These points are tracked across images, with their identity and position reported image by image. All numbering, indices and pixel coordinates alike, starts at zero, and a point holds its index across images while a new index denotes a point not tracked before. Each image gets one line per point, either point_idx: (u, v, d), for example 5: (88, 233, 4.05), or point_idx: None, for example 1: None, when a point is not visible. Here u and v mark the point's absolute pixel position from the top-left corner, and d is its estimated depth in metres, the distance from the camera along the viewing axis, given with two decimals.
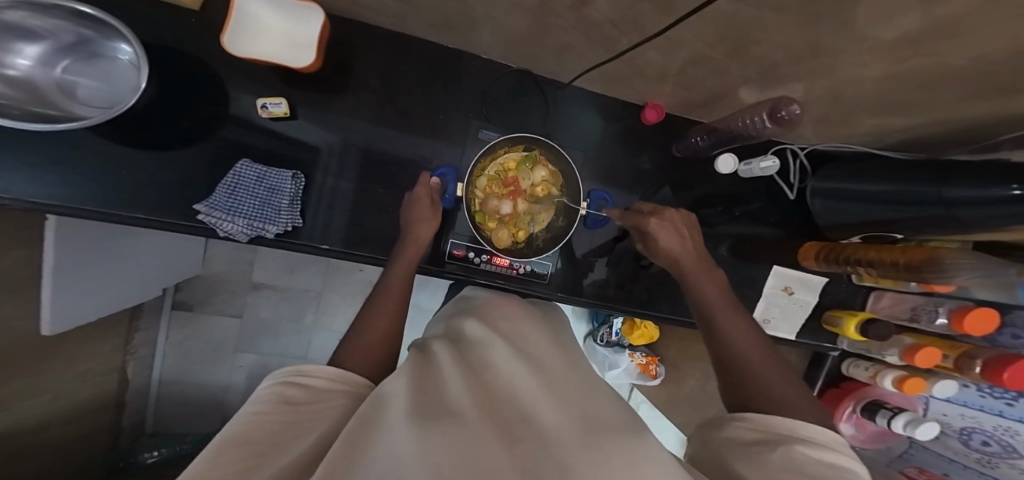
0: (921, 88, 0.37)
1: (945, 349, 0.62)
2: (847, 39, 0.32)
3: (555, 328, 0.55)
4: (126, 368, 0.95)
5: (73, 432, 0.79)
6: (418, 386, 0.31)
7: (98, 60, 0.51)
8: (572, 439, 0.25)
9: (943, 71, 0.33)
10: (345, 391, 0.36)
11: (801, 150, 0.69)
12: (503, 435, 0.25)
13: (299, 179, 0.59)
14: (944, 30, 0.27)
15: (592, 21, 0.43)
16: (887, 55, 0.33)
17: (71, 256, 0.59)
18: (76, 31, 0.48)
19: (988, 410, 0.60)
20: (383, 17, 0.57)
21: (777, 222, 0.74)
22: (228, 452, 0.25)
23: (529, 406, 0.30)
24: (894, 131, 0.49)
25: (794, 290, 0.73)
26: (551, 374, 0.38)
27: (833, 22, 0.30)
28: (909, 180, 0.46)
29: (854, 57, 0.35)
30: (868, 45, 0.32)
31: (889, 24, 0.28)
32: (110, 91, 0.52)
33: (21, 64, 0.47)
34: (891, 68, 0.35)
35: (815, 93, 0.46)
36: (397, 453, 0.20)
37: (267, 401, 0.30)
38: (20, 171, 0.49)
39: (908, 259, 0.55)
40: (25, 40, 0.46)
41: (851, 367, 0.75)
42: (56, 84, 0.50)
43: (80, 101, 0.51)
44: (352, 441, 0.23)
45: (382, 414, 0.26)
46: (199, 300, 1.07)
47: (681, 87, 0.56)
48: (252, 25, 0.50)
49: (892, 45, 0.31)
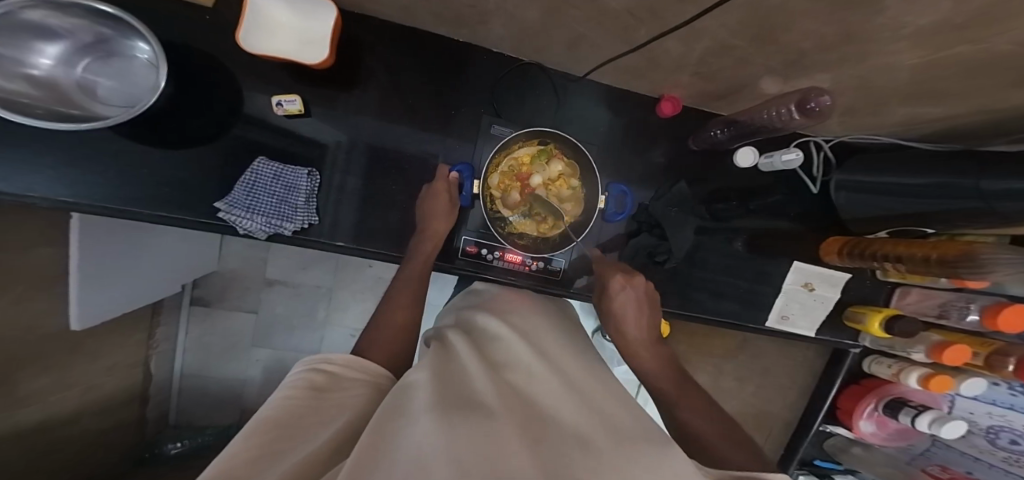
0: (960, 76, 0.35)
1: (976, 347, 0.60)
2: (884, 26, 0.30)
3: (566, 324, 0.56)
4: (149, 363, 0.98)
5: (103, 423, 0.82)
6: (439, 377, 0.32)
7: (116, 60, 0.51)
8: (596, 441, 0.25)
9: (986, 59, 0.31)
10: (366, 380, 0.36)
11: (825, 142, 0.66)
12: (528, 431, 0.25)
13: (315, 177, 0.60)
14: (990, 17, 0.25)
15: (609, 11, 0.42)
16: (926, 43, 0.31)
17: (96, 254, 0.60)
18: (95, 31, 0.49)
19: (1019, 408, 0.58)
20: (392, 11, 0.57)
21: (798, 216, 0.72)
22: (263, 433, 0.26)
23: (550, 406, 0.30)
24: (927, 120, 0.47)
25: (814, 286, 0.72)
26: (569, 374, 0.38)
27: (869, 7, 0.28)
28: (943, 172, 0.44)
29: (891, 44, 0.33)
30: (908, 32, 0.30)
31: (926, 11, 0.26)
32: (128, 91, 0.53)
33: (43, 63, 0.48)
34: (930, 56, 0.33)
35: (844, 82, 0.44)
36: (422, 444, 0.20)
37: (295, 386, 0.31)
38: (49, 171, 0.50)
39: (941, 253, 0.53)
40: (45, 39, 0.47)
41: (874, 364, 0.74)
42: (76, 83, 0.50)
43: (100, 101, 0.52)
44: (380, 429, 0.24)
45: (405, 404, 0.27)
46: (216, 296, 1.09)
47: (700, 77, 0.54)
48: (267, 23, 0.50)
49: (933, 31, 0.29)
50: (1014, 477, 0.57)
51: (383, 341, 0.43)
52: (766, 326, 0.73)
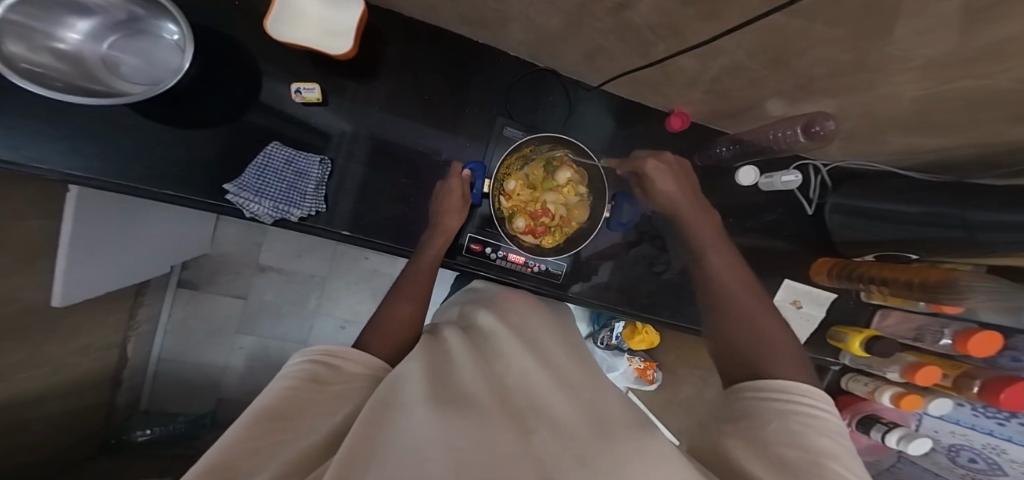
0: (953, 111, 0.38)
1: (947, 368, 0.64)
2: (892, 56, 0.33)
3: (564, 326, 0.55)
4: (127, 345, 0.94)
5: (70, 405, 0.78)
6: (432, 371, 0.32)
7: (144, 39, 0.53)
8: (584, 433, 0.25)
9: (980, 96, 0.34)
10: (367, 374, 0.35)
11: (822, 167, 0.70)
12: (518, 422, 0.25)
13: (326, 165, 0.60)
14: (987, 55, 0.28)
15: (632, 25, 0.44)
16: (928, 76, 0.34)
17: (89, 228, 0.58)
18: (127, 9, 0.51)
19: (979, 429, 0.61)
20: (417, 7, 0.57)
21: (791, 237, 0.75)
22: (261, 425, 0.26)
23: (540, 396, 0.31)
24: (919, 153, 0.50)
25: (802, 304, 0.75)
26: (560, 369, 0.38)
27: (879, 38, 0.30)
28: (933, 204, 0.47)
29: (896, 76, 0.35)
30: (914, 63, 0.33)
31: (931, 42, 0.29)
32: (151, 70, 0.54)
33: (72, 38, 0.50)
34: (929, 89, 0.36)
35: (844, 111, 0.47)
36: (416, 436, 0.20)
37: (296, 377, 0.30)
38: (61, 143, 0.50)
39: (922, 279, 0.57)
40: (77, 15, 0.49)
41: (850, 381, 0.77)
42: (101, 59, 0.51)
43: (124, 78, 0.53)
44: (375, 417, 0.24)
45: (399, 394, 0.27)
46: (204, 280, 1.06)
47: (711, 95, 0.57)
48: (296, 11, 0.51)
49: (940, 64, 0.31)
50: None
51: (390, 331, 0.43)
52: None
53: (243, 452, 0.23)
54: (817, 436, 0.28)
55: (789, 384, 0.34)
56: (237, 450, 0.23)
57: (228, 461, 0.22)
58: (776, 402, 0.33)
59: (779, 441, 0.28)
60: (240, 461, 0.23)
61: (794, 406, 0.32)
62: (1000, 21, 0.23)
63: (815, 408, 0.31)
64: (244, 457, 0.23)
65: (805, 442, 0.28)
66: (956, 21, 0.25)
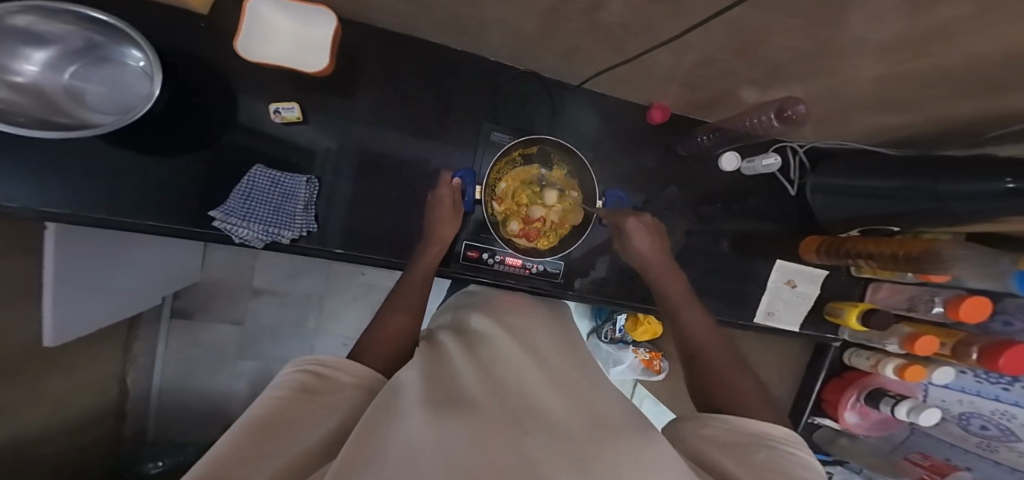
0: (916, 87, 0.39)
1: (943, 337, 0.64)
2: (849, 40, 0.33)
3: (561, 328, 0.55)
4: (126, 377, 0.95)
5: (76, 444, 0.78)
6: (428, 376, 0.32)
7: (106, 65, 0.52)
8: (580, 435, 0.26)
9: (938, 72, 0.35)
10: (358, 383, 0.35)
11: (799, 147, 0.71)
12: (516, 424, 0.25)
13: (313, 184, 0.60)
14: (935, 34, 0.28)
15: (604, 24, 0.44)
16: (885, 57, 0.35)
17: (75, 265, 0.58)
18: (86, 36, 0.49)
19: (984, 395, 0.62)
20: (392, 20, 0.58)
21: (778, 218, 0.77)
22: (249, 434, 0.25)
23: (538, 397, 0.31)
24: (890, 128, 0.51)
25: (796, 283, 0.77)
26: (557, 371, 0.39)
27: (834, 24, 0.31)
28: (909, 177, 0.48)
29: (858, 59, 0.36)
30: (870, 46, 0.33)
31: (882, 26, 0.29)
32: (118, 97, 0.54)
33: (27, 69, 0.48)
34: (889, 69, 0.37)
35: (814, 94, 0.48)
36: (410, 440, 0.21)
37: (286, 387, 0.31)
38: (37, 182, 0.50)
39: (906, 251, 0.58)
40: (33, 45, 0.47)
41: (852, 357, 0.77)
42: (62, 88, 0.51)
43: (89, 107, 0.52)
44: (371, 424, 0.24)
45: (396, 400, 0.27)
46: (200, 308, 1.06)
47: (688, 87, 0.58)
48: (265, 29, 0.51)
49: (893, 47, 0.32)
50: (990, 461, 0.62)
51: (379, 344, 0.43)
52: (755, 322, 0.78)
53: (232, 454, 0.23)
54: (802, 468, 0.30)
55: (772, 429, 0.35)
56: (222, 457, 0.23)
57: (219, 459, 0.22)
58: (758, 438, 0.34)
59: (767, 467, 0.30)
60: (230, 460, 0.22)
61: (778, 445, 0.34)
62: (941, 3, 0.24)
63: (791, 446, 0.34)
64: (236, 457, 0.23)
65: (791, 470, 0.30)
66: (902, 6, 0.26)
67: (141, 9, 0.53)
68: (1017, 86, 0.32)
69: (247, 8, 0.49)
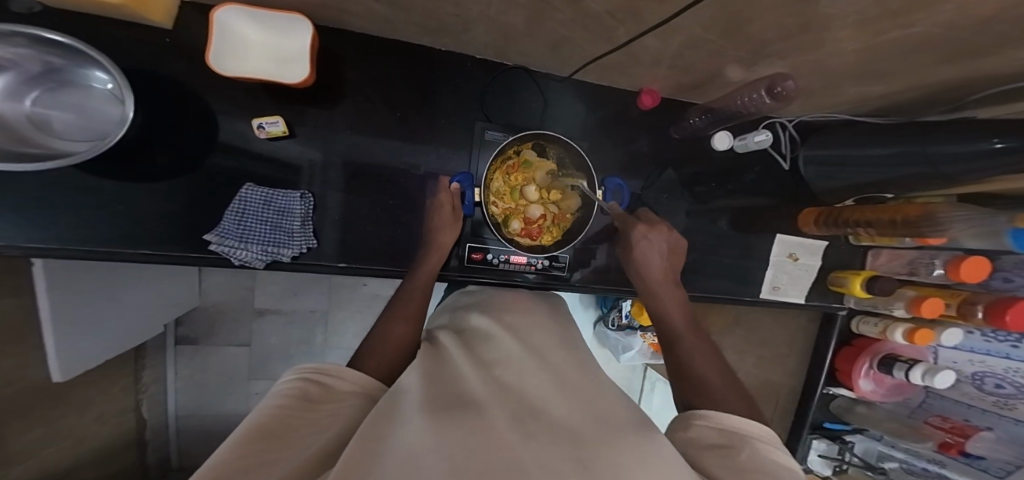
0: (901, 56, 0.38)
1: (947, 298, 0.65)
2: (830, 16, 0.33)
3: (560, 324, 0.55)
4: (141, 407, 0.93)
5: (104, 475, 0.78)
6: (430, 379, 0.32)
7: (70, 90, 0.50)
8: (585, 435, 0.26)
9: (920, 41, 0.35)
10: (359, 392, 0.35)
11: (788, 123, 0.70)
12: (519, 426, 0.25)
13: (308, 198, 0.59)
14: (915, 4, 0.28)
15: (590, 13, 0.43)
16: (865, 30, 0.34)
17: (71, 301, 0.57)
18: (43, 59, 0.47)
19: (995, 353, 0.64)
20: (371, 24, 0.56)
21: (774, 193, 0.77)
22: (249, 442, 0.24)
23: (542, 399, 0.31)
24: (876, 98, 0.52)
25: (799, 256, 0.77)
26: (558, 370, 0.39)
27: (812, 3, 0.31)
28: (899, 143, 0.49)
29: (840, 32, 0.36)
30: (852, 20, 0.33)
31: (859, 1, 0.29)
32: (87, 121, 0.52)
33: None
34: (872, 41, 0.37)
35: (804, 67, 0.48)
36: (411, 442, 0.20)
37: (286, 395, 0.30)
38: (15, 220, 0.49)
39: (903, 215, 0.59)
40: None
41: (861, 324, 0.79)
42: (25, 117, 0.48)
43: (58, 135, 0.50)
44: (373, 431, 0.23)
45: (397, 407, 0.27)
46: (202, 333, 1.04)
47: (676, 70, 0.57)
48: (239, 43, 0.50)
49: (869, 20, 0.32)
50: (1009, 419, 0.63)
51: (385, 351, 0.43)
52: (762, 297, 0.78)
53: (237, 463, 0.22)
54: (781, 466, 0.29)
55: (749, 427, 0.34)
56: (226, 467, 0.21)
57: (224, 467, 0.21)
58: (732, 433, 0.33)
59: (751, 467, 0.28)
60: (236, 469, 0.21)
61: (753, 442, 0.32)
62: None
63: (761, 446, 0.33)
64: (242, 467, 0.22)
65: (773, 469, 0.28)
66: None
67: (99, 28, 0.50)
68: (1001, 46, 0.32)
69: (216, 21, 0.47)
